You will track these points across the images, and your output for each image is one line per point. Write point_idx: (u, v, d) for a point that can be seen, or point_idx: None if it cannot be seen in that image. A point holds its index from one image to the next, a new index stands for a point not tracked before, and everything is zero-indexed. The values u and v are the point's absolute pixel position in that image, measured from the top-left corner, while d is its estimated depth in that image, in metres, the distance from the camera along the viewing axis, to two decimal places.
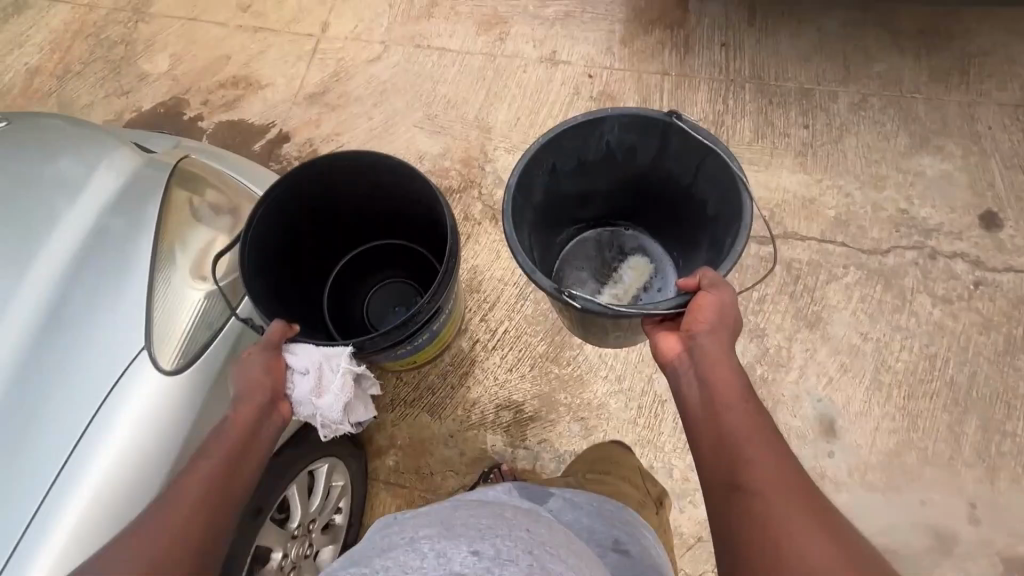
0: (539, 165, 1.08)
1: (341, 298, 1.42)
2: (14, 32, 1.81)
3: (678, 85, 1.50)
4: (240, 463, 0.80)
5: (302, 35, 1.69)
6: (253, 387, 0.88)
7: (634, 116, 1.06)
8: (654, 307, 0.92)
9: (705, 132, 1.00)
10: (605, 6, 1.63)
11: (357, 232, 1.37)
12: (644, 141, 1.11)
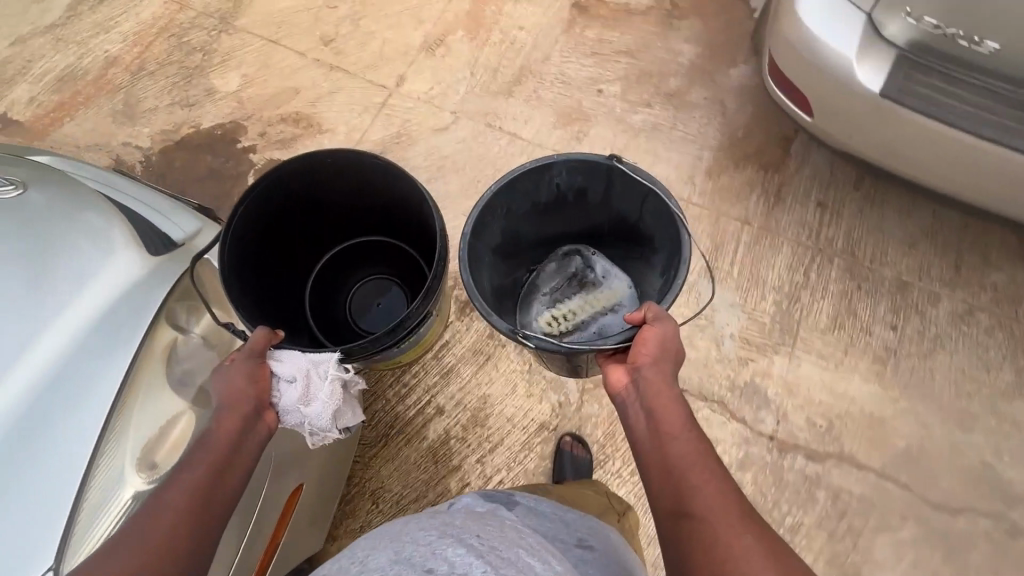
0: (494, 212, 1.11)
1: (328, 294, 1.50)
2: (102, 16, 1.81)
3: (758, 238, 1.33)
4: (227, 467, 0.81)
5: (375, 84, 1.62)
6: (235, 399, 0.87)
7: (580, 161, 1.09)
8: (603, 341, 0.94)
9: (645, 174, 1.04)
10: (697, 127, 1.49)
11: (341, 229, 1.45)
12: (593, 183, 1.14)
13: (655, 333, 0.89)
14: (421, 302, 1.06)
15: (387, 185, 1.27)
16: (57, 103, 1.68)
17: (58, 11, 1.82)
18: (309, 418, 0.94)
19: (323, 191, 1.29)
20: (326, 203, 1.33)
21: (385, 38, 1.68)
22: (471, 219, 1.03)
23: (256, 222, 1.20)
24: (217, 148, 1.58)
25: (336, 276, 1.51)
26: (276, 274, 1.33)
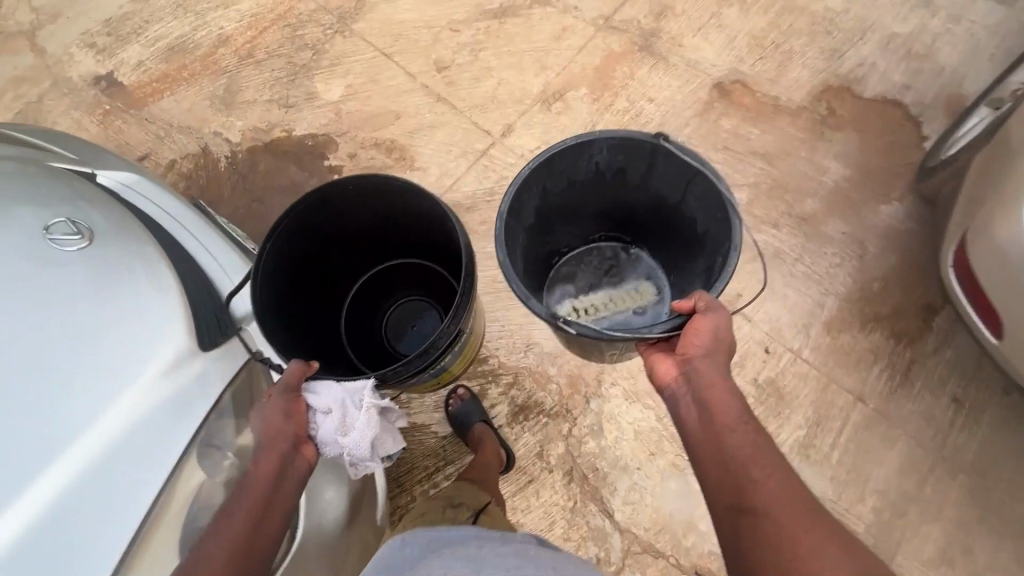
0: (533, 190, 1.14)
1: (362, 320, 1.42)
2: None
3: (870, 424, 1.14)
4: (267, 509, 0.79)
5: (480, 129, 1.50)
6: (273, 437, 0.86)
7: (620, 139, 1.12)
8: (648, 332, 0.97)
9: (690, 152, 1.06)
10: (826, 266, 1.29)
11: (372, 252, 1.35)
12: (632, 161, 1.17)
13: (706, 325, 0.92)
14: (456, 317, 1.00)
15: (415, 206, 1.16)
16: (162, 73, 1.65)
17: None
18: (348, 449, 0.93)
19: (349, 211, 1.19)
20: (352, 226, 1.23)
21: (501, 79, 1.56)
22: (511, 192, 1.05)
23: (286, 251, 1.12)
24: (304, 161, 1.51)
25: (368, 298, 1.43)
26: (308, 304, 1.25)
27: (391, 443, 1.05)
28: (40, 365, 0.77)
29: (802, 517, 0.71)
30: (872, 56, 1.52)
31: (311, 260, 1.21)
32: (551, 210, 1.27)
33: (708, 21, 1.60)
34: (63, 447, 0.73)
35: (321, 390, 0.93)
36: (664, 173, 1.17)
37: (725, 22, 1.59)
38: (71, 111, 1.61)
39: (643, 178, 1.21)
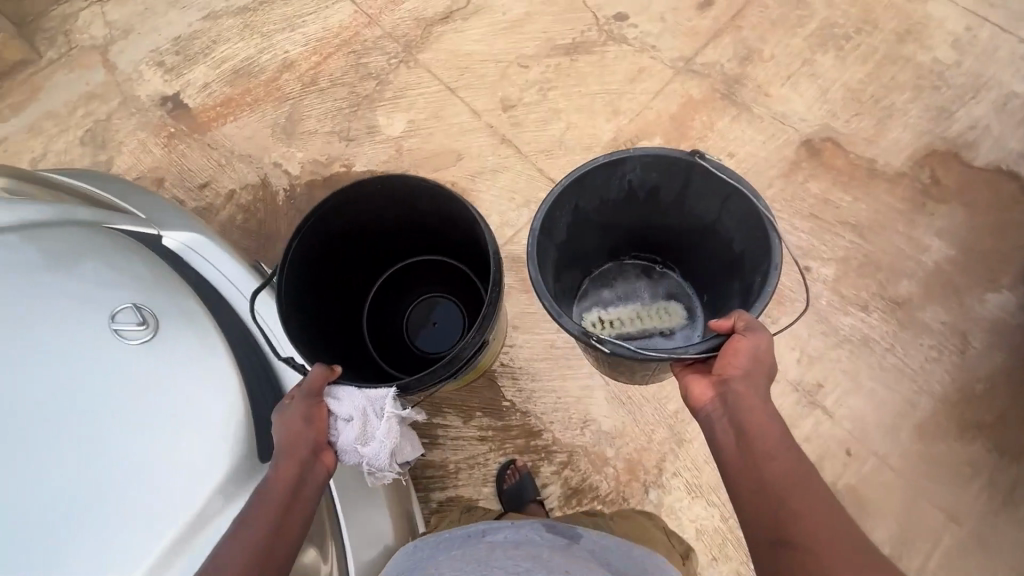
0: (562, 208, 1.09)
1: (383, 324, 1.43)
2: (291, 10, 1.72)
3: (957, 548, 1.06)
4: (286, 517, 0.80)
5: (546, 178, 1.44)
6: (293, 442, 0.87)
7: (657, 155, 1.06)
8: (685, 350, 0.91)
9: (728, 172, 1.00)
10: (920, 361, 1.17)
11: (391, 251, 1.35)
12: (666, 179, 1.11)
13: (747, 345, 0.85)
14: (478, 330, 1.00)
15: (436, 207, 1.16)
16: (226, 97, 1.63)
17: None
18: (368, 457, 0.96)
19: (370, 209, 1.19)
20: (373, 224, 1.23)
21: (570, 121, 1.49)
22: (537, 215, 1.01)
23: (307, 250, 1.12)
24: None
25: (387, 301, 1.44)
26: (329, 308, 1.25)
27: (411, 451, 1.07)
28: (60, 405, 0.83)
29: (848, 552, 0.65)
30: (985, 118, 1.38)
31: (331, 260, 1.22)
32: (580, 226, 1.21)
33: (799, 69, 1.48)
34: (99, 452, 0.83)
35: (342, 396, 0.97)
36: (698, 193, 1.11)
37: (818, 71, 1.47)
38: (136, 132, 1.62)
39: (676, 199, 1.15)
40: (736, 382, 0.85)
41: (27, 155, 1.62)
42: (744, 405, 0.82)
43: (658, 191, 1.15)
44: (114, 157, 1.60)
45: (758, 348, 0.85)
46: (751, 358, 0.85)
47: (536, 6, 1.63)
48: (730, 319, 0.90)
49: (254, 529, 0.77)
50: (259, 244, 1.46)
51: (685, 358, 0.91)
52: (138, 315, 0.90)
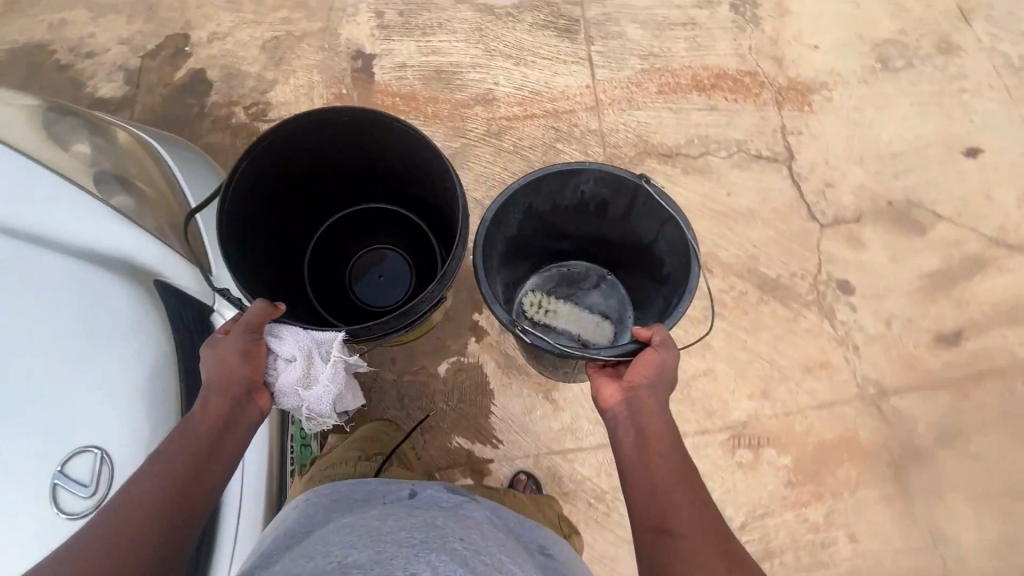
0: (517, 205, 1.14)
1: (329, 267, 1.42)
2: (529, 43, 1.55)
3: None
4: (210, 452, 0.76)
5: None
6: (226, 377, 0.82)
7: (611, 173, 1.14)
8: (598, 354, 0.95)
9: (665, 198, 1.07)
10: None
11: (355, 190, 1.35)
12: (615, 196, 1.20)
13: (655, 358, 0.90)
14: (436, 286, 0.98)
15: (406, 157, 1.16)
16: (413, 90, 1.48)
17: (505, 4, 1.60)
18: (309, 401, 0.94)
19: (342, 146, 1.18)
20: (348, 161, 1.24)
21: (714, 366, 1.23)
22: (489, 212, 1.06)
23: (271, 164, 1.11)
24: (459, 294, 1.26)
25: (341, 238, 1.43)
26: (279, 228, 1.25)
27: (350, 401, 1.05)
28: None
29: (713, 532, 0.71)
30: None
31: (292, 185, 1.21)
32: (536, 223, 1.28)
33: (998, 494, 1.18)
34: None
35: (286, 336, 0.91)
36: (642, 211, 1.20)
37: (1018, 512, 1.17)
38: (312, 68, 1.49)
39: (623, 212, 1.24)
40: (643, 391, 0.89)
41: (210, 24, 1.54)
42: (644, 411, 0.86)
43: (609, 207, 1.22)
44: (277, 81, 1.48)
45: (664, 363, 0.89)
46: (655, 372, 0.90)
47: (765, 212, 1.37)
48: (650, 330, 0.93)
49: (175, 460, 0.72)
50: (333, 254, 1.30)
51: (601, 360, 0.94)
52: (91, 468, 0.74)
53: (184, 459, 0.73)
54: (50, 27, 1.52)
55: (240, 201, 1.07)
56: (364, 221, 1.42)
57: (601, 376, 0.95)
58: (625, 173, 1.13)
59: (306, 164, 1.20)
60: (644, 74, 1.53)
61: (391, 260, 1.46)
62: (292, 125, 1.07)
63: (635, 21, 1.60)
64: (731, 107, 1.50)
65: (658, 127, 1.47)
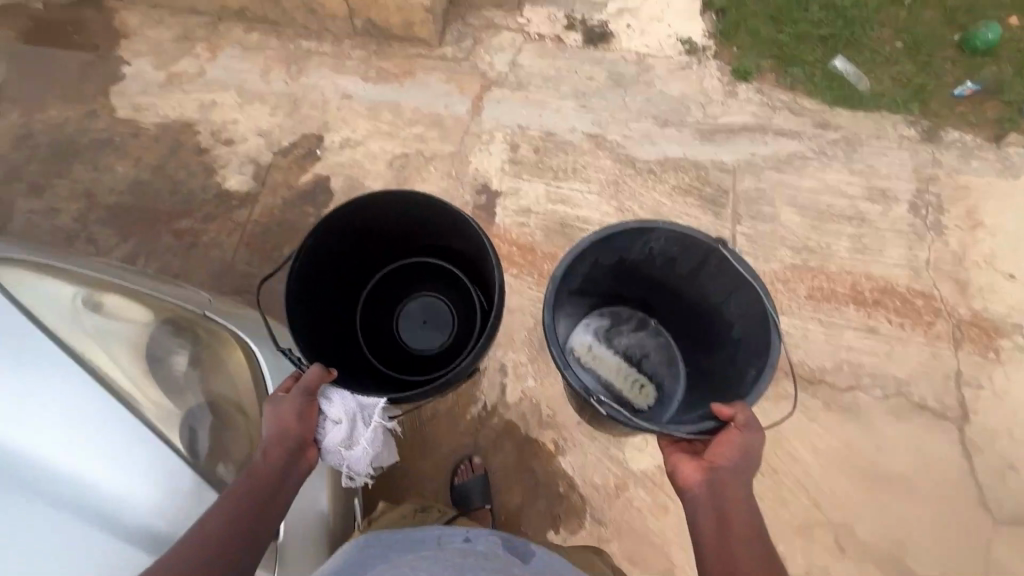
0: (582, 259, 1.08)
1: (376, 320, 1.40)
2: (665, 208, 1.43)
3: None
4: (267, 498, 0.78)
5: None
6: (281, 431, 0.85)
7: (682, 233, 1.06)
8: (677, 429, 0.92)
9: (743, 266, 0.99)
10: None
11: (397, 248, 1.32)
12: (686, 256, 1.11)
13: (739, 438, 0.87)
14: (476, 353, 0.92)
15: (454, 228, 1.15)
16: (533, 241, 1.38)
17: (648, 158, 1.48)
18: (349, 460, 0.98)
19: (388, 215, 1.17)
20: (391, 225, 1.21)
21: None
22: (560, 268, 1.00)
23: (329, 237, 1.12)
24: (536, 504, 1.16)
25: (388, 290, 1.41)
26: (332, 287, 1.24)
27: (386, 455, 1.09)
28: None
29: None
30: None
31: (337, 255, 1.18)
32: (594, 278, 1.20)
33: None
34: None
35: (334, 399, 0.95)
36: (715, 274, 1.10)
37: None
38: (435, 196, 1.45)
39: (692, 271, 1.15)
40: (725, 472, 0.85)
41: (345, 128, 1.53)
42: (727, 493, 0.83)
43: (677, 261, 1.14)
44: None
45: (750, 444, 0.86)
46: (739, 455, 0.86)
47: (911, 482, 1.16)
48: (731, 409, 0.90)
49: (238, 499, 0.75)
50: (411, 419, 1.22)
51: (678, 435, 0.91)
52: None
53: (246, 501, 0.75)
54: (200, 106, 1.56)
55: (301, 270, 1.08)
56: (405, 275, 1.40)
57: (677, 453, 0.92)
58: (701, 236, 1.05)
59: (352, 232, 1.17)
60: (794, 269, 1.34)
61: (436, 309, 1.43)
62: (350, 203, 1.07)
63: (792, 203, 1.42)
64: (895, 333, 1.27)
65: (801, 338, 1.27)
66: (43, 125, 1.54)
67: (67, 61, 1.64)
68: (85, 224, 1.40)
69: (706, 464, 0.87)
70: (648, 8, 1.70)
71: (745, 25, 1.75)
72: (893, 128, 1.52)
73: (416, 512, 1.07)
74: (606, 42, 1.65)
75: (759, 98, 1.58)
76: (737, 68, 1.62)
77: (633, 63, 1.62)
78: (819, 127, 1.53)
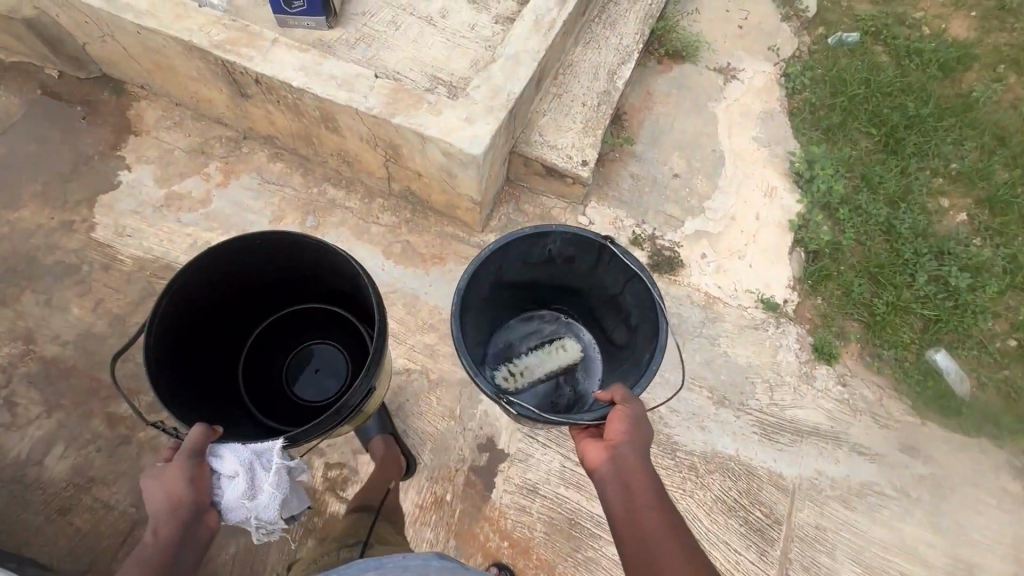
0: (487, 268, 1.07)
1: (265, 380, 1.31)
2: (700, 527, 1.16)
3: None
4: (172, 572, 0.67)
5: None
6: (170, 505, 0.72)
7: (575, 235, 1.09)
8: (577, 417, 0.90)
9: (631, 262, 1.03)
10: None
11: (291, 291, 1.26)
12: (580, 254, 1.14)
13: (623, 412, 0.85)
14: (367, 377, 0.93)
15: (344, 276, 1.08)
16: (530, 539, 1.12)
17: (693, 449, 1.21)
18: (256, 512, 0.82)
19: (264, 260, 1.09)
20: (266, 268, 1.13)
21: None
22: (462, 281, 1.02)
23: (193, 293, 1.02)
24: None
25: (277, 337, 1.33)
26: (217, 342, 1.16)
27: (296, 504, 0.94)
28: None
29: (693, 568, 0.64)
30: None
31: (222, 301, 1.13)
32: (503, 283, 1.20)
33: None
34: None
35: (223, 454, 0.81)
36: (606, 267, 1.15)
37: None
38: (428, 441, 1.18)
39: (588, 266, 1.19)
40: (623, 443, 0.82)
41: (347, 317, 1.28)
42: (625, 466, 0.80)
43: (576, 261, 1.18)
44: None
45: (637, 417, 0.85)
46: (629, 424, 0.84)
47: None
48: (610, 393, 0.90)
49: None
50: None
51: (581, 422, 0.89)
52: None
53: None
54: (192, 246, 1.34)
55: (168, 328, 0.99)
56: (298, 316, 1.33)
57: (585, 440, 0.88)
58: (590, 234, 1.08)
59: (236, 277, 1.11)
60: None
61: (331, 360, 1.34)
62: (224, 247, 0.99)
63: (855, 559, 1.16)
64: None
65: None
66: (8, 230, 1.32)
67: (60, 148, 1.43)
68: (10, 380, 1.16)
69: (605, 442, 0.84)
70: (730, 238, 1.46)
71: (836, 276, 1.50)
72: (990, 474, 1.28)
73: (342, 548, 0.98)
74: (672, 269, 1.40)
75: (840, 390, 1.31)
76: (821, 343, 1.36)
77: (699, 305, 1.37)
78: (905, 453, 1.26)
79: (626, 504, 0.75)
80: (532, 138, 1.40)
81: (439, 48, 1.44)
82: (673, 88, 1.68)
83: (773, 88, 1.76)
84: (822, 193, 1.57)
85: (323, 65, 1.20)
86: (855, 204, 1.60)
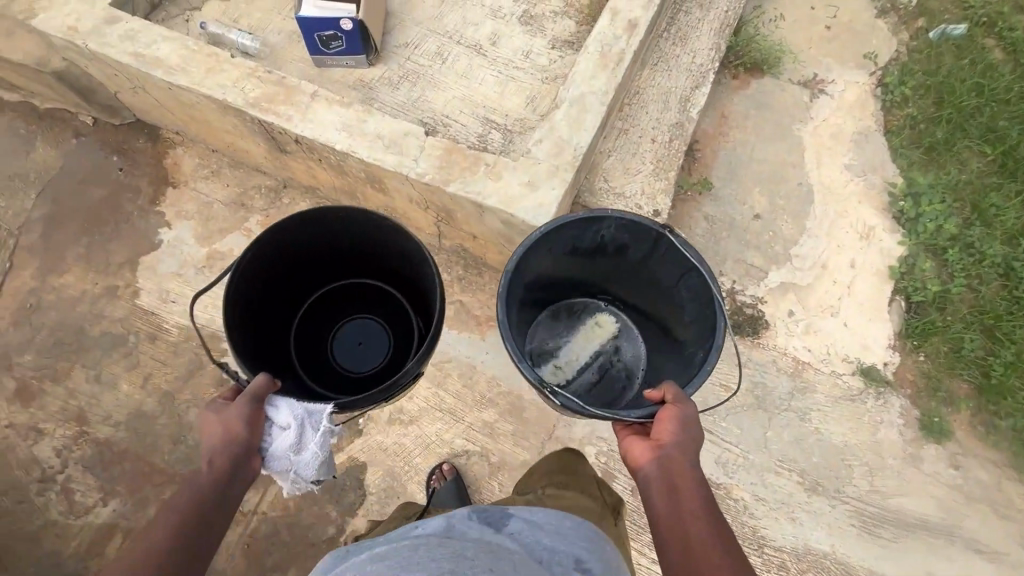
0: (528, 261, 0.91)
1: None
2: None
3: None
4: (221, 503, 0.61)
5: None
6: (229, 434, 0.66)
7: (631, 223, 0.90)
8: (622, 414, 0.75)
9: (696, 256, 0.85)
10: None
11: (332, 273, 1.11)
12: (633, 243, 0.95)
13: (675, 414, 0.71)
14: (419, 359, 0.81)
15: (405, 254, 0.95)
16: None
17: (782, 545, 1.11)
18: (298, 468, 0.73)
19: (319, 237, 0.96)
20: (317, 247, 0.99)
21: None
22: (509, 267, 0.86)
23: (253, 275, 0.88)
24: None
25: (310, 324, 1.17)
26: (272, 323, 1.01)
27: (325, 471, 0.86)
28: None
29: None
30: None
31: (275, 281, 0.97)
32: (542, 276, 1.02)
33: None
34: None
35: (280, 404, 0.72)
36: (662, 260, 0.95)
37: None
38: None
39: (640, 259, 0.99)
40: (673, 447, 0.68)
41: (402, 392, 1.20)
42: (674, 473, 0.66)
43: (627, 249, 0.98)
44: None
45: (690, 420, 0.70)
46: (683, 426, 0.70)
47: None
48: (661, 391, 0.76)
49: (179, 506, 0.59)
50: None
51: (626, 417, 0.75)
52: None
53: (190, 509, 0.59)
54: None
55: (238, 304, 0.87)
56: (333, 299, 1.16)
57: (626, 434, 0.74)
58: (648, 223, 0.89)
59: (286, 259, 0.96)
60: None
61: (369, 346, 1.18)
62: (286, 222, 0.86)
63: None
64: None
65: None
66: (53, 298, 1.28)
67: (99, 203, 1.37)
68: (65, 464, 1.14)
69: (650, 442, 0.70)
70: (822, 292, 1.30)
71: (945, 329, 1.30)
72: None
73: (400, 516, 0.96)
74: (755, 331, 1.25)
75: (951, 474, 1.17)
76: (929, 418, 1.21)
77: (787, 373, 1.22)
78: None
79: (673, 513, 0.62)
80: (597, 187, 1.26)
81: (490, 83, 1.29)
82: (751, 108, 1.48)
83: (867, 102, 1.53)
84: (928, 234, 1.37)
85: (367, 122, 1.08)
86: (966, 241, 1.39)
